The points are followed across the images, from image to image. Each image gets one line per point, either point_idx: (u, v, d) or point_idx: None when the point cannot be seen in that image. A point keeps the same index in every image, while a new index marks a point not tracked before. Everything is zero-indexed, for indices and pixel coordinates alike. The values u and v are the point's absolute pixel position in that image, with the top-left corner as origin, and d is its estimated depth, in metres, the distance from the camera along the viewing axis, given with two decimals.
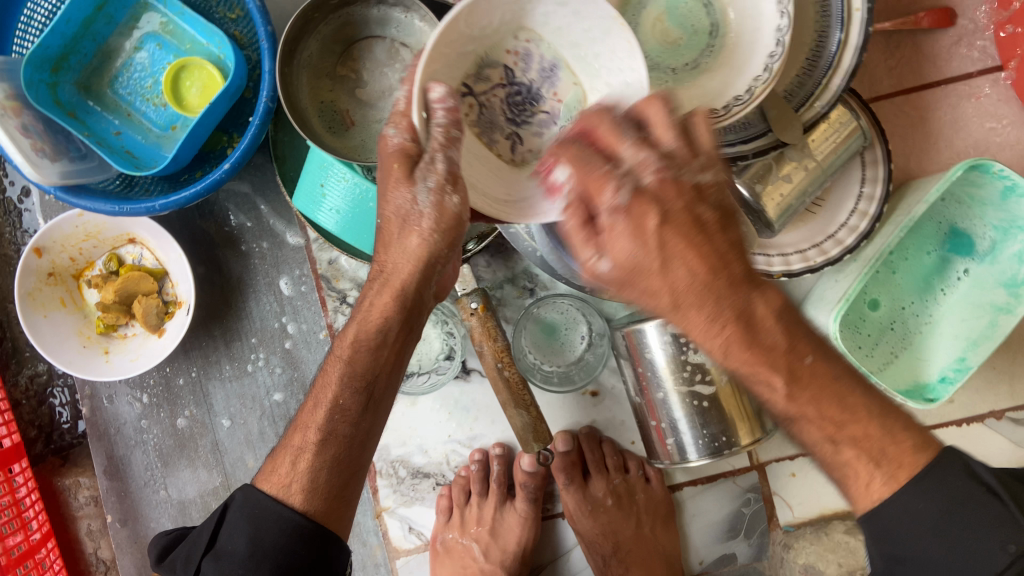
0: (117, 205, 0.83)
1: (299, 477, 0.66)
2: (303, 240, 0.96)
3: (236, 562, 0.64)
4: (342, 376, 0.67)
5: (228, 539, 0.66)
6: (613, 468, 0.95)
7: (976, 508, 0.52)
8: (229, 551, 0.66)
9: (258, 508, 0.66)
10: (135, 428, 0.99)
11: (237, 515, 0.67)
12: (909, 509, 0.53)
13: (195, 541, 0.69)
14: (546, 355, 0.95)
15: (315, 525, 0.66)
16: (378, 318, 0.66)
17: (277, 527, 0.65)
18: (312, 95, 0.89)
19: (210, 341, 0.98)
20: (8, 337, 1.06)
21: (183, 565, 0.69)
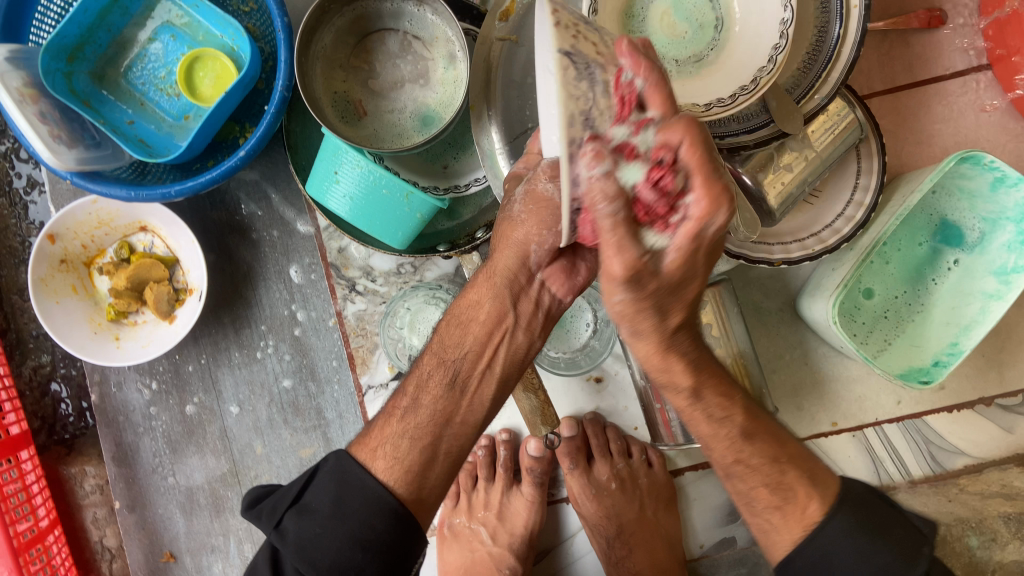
0: (133, 191, 0.85)
1: (385, 448, 0.70)
2: (313, 228, 0.97)
3: (318, 520, 0.65)
4: (440, 346, 0.75)
5: (314, 496, 0.67)
6: (617, 453, 0.96)
7: (893, 532, 0.65)
8: (314, 507, 0.66)
9: (349, 474, 0.68)
10: (144, 415, 1.00)
11: (326, 478, 0.68)
12: (845, 536, 0.65)
13: (284, 493, 0.70)
14: (551, 342, 0.97)
15: (400, 502, 0.67)
16: (476, 296, 0.75)
17: (362, 496, 0.67)
18: (326, 85, 0.91)
19: (220, 328, 0.99)
20: (13, 328, 1.07)
21: (268, 513, 0.70)
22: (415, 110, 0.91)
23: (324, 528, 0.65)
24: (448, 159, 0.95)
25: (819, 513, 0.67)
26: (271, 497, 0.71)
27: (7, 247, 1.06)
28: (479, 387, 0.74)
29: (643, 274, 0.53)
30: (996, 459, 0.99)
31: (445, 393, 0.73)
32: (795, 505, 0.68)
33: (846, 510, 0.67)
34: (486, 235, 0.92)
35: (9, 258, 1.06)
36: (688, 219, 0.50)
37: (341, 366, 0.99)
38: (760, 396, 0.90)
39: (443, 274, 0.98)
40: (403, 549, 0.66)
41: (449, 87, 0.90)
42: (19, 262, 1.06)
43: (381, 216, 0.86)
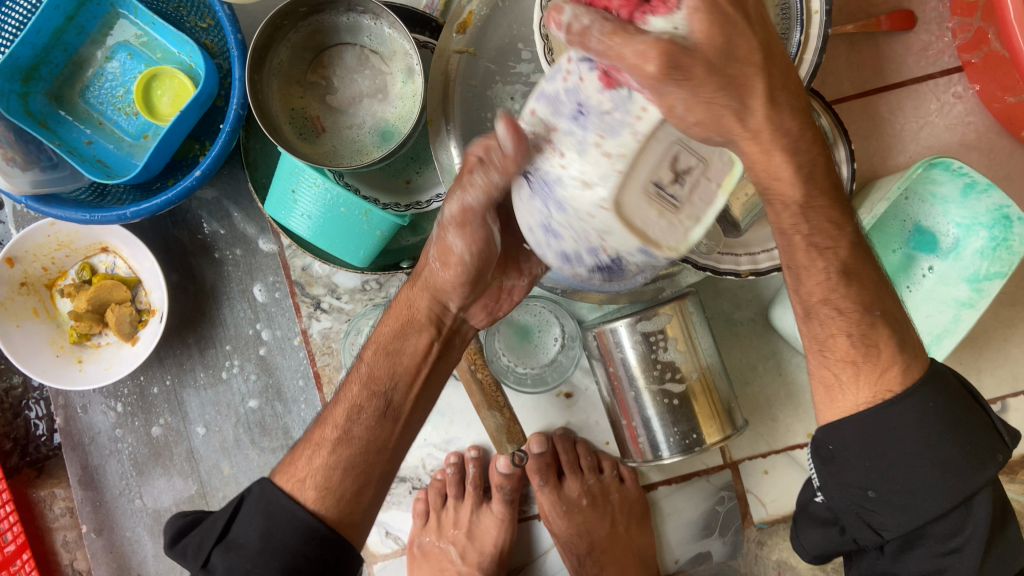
0: (88, 213, 0.84)
1: (315, 473, 0.68)
2: (276, 247, 0.96)
3: (247, 556, 0.64)
4: (368, 376, 0.73)
5: (240, 531, 0.66)
6: (588, 468, 0.95)
7: (972, 428, 0.63)
8: (241, 543, 0.66)
9: (273, 504, 0.67)
10: (110, 437, 0.99)
11: (252, 507, 0.67)
12: (918, 413, 0.63)
13: (207, 530, 0.69)
14: (519, 357, 0.95)
15: (329, 528, 0.67)
16: (398, 325, 0.74)
17: (291, 526, 0.66)
18: (283, 102, 0.89)
19: (185, 348, 0.98)
20: None
21: (194, 552, 0.69)
22: (375, 125, 0.90)
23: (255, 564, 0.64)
24: (411, 173, 0.94)
25: (899, 382, 0.64)
26: (194, 537, 0.70)
27: None
28: (410, 415, 0.74)
29: (683, 56, 0.49)
30: None
31: (378, 420, 0.71)
32: (872, 369, 0.65)
33: (932, 394, 0.64)
34: None
35: None
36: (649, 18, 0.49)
37: (308, 385, 0.98)
38: (729, 410, 0.88)
39: None
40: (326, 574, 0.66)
41: (408, 102, 0.89)
42: None
43: (341, 234, 0.85)
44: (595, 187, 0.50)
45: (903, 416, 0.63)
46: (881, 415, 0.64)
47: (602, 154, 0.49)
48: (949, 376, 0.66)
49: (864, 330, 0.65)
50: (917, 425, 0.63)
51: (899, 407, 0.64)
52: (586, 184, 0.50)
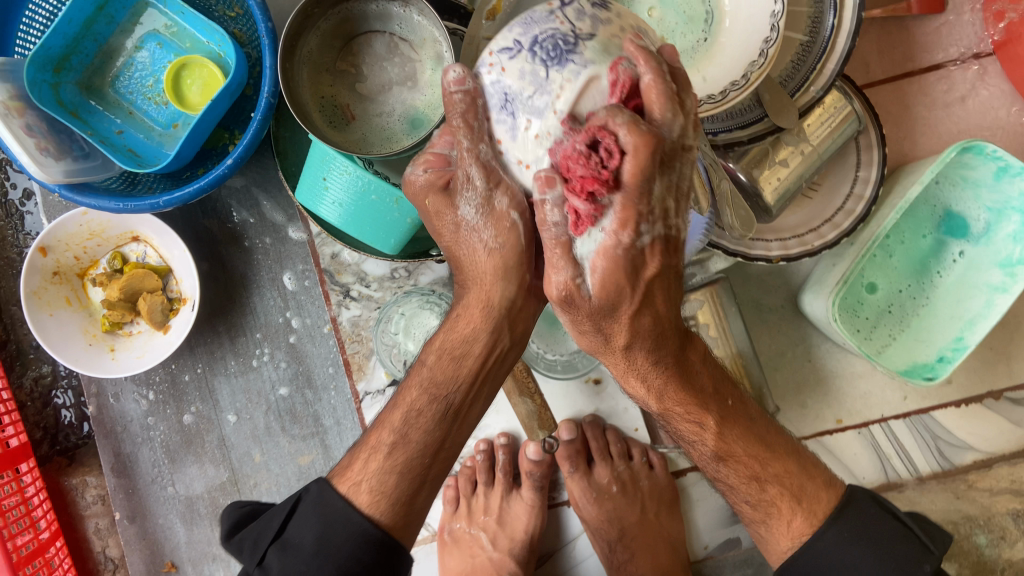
0: (121, 202, 0.84)
1: (369, 478, 0.69)
2: (305, 235, 0.97)
3: (302, 557, 0.66)
4: (428, 380, 0.71)
5: (296, 531, 0.68)
6: (617, 455, 0.95)
7: (885, 539, 0.70)
8: (297, 544, 0.67)
9: (330, 507, 0.68)
10: (142, 425, 1.00)
11: (309, 508, 0.69)
12: (841, 546, 0.70)
13: (265, 526, 0.71)
14: (549, 344, 0.95)
15: (384, 533, 0.68)
16: (468, 329, 0.70)
17: (346, 532, 0.67)
18: (313, 90, 0.89)
19: (215, 337, 0.99)
20: (13, 339, 1.07)
21: (250, 549, 0.71)
22: (405, 113, 0.90)
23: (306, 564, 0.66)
24: None
25: (806, 526, 0.72)
26: (252, 530, 0.72)
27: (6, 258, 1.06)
28: (468, 412, 0.73)
29: (641, 218, 0.54)
30: (1005, 454, 0.98)
31: (435, 424, 0.71)
32: (802, 503, 0.73)
33: (843, 521, 0.72)
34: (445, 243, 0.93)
35: (7, 269, 1.06)
36: (605, 232, 0.54)
37: (338, 373, 0.98)
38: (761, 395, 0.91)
39: (437, 277, 0.98)
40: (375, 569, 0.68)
41: (438, 89, 0.89)
42: (16, 273, 1.06)
43: (371, 223, 0.86)
44: (532, 166, 0.55)
45: (824, 552, 0.71)
46: (811, 555, 0.71)
47: (534, 141, 0.54)
48: (864, 502, 0.73)
49: (755, 480, 0.73)
50: (835, 556, 0.70)
51: (818, 545, 0.71)
52: (528, 166, 0.56)
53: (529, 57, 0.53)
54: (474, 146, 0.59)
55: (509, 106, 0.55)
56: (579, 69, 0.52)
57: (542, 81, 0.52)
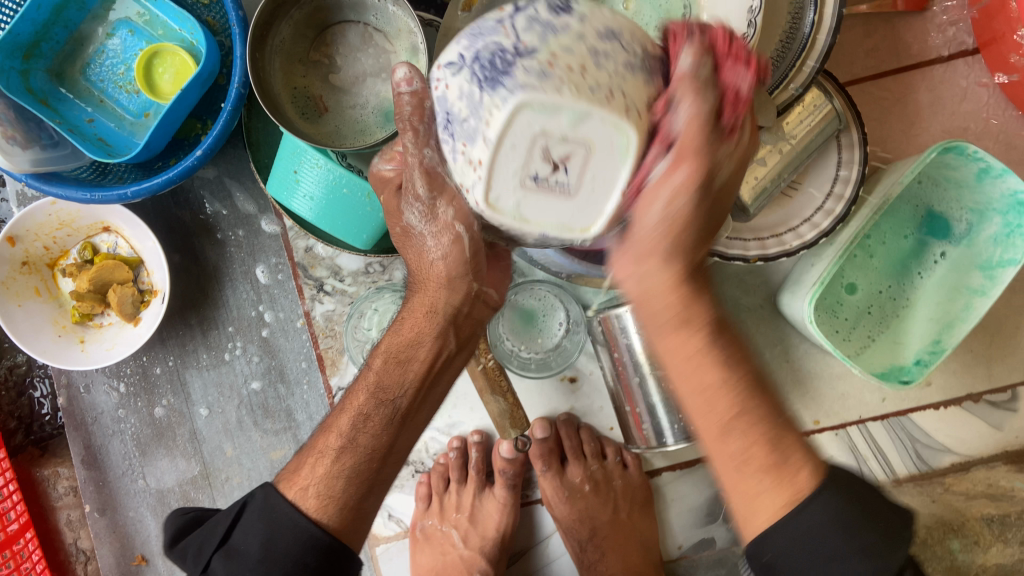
0: (88, 192, 0.83)
1: (317, 481, 0.67)
2: (279, 228, 0.96)
3: (247, 564, 0.64)
4: (376, 385, 0.69)
5: (241, 537, 0.66)
6: (591, 454, 0.94)
7: (880, 513, 0.56)
8: (241, 552, 0.65)
9: (276, 512, 0.66)
10: (113, 418, 0.99)
11: (253, 516, 0.67)
12: (831, 512, 0.54)
13: (208, 536, 0.69)
14: (523, 340, 0.95)
15: (331, 539, 0.65)
16: (412, 333, 0.69)
17: (291, 537, 0.65)
18: (285, 80, 0.88)
19: (187, 329, 0.97)
20: None
21: (195, 555, 0.69)
22: (378, 105, 0.88)
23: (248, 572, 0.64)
24: None
25: (810, 481, 0.55)
26: (197, 536, 0.71)
27: None
28: (418, 414, 0.71)
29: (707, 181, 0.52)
30: (985, 456, 0.97)
31: (384, 429, 0.69)
32: (789, 472, 0.56)
33: (814, 503, 0.55)
34: None
35: None
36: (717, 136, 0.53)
37: (310, 367, 0.97)
38: None
39: (412, 273, 0.97)
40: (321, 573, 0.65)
41: None
42: None
43: (341, 217, 0.85)
44: (471, 194, 0.51)
45: (811, 523, 0.54)
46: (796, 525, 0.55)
47: (468, 165, 0.50)
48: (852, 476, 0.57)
49: None
50: (828, 523, 0.54)
51: (804, 516, 0.55)
52: (467, 190, 0.52)
53: (469, 75, 0.49)
54: (419, 150, 0.59)
55: (450, 126, 0.51)
56: (506, 95, 0.46)
57: (475, 105, 0.48)
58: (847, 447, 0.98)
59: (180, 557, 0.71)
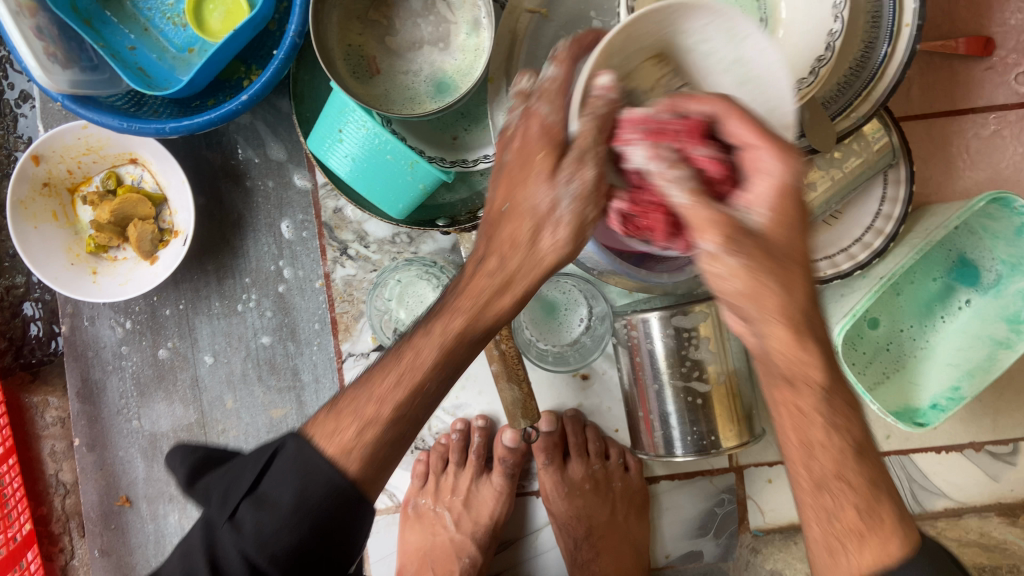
0: (125, 122, 0.81)
1: (364, 446, 0.55)
2: (311, 183, 0.94)
3: (278, 518, 0.53)
4: None
5: (272, 484, 0.55)
6: (594, 453, 0.94)
7: None
8: (272, 500, 0.54)
9: (309, 460, 0.55)
10: (115, 353, 0.96)
11: (284, 465, 0.55)
12: None
13: (234, 481, 0.57)
14: (542, 333, 0.93)
15: (356, 489, 0.55)
16: None
17: (324, 486, 0.54)
18: (341, 36, 0.85)
19: (203, 275, 0.95)
20: None
21: (219, 499, 0.57)
22: (431, 76, 0.87)
23: (271, 530, 0.53)
24: (459, 129, 0.91)
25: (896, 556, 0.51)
26: (221, 480, 0.59)
27: None
28: None
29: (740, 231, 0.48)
30: (977, 506, 0.98)
31: None
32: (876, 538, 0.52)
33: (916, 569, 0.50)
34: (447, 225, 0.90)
35: None
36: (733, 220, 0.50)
37: (323, 330, 0.96)
38: (749, 417, 0.86)
39: (439, 249, 0.96)
40: (331, 547, 0.54)
41: (470, 55, 0.85)
42: None
43: (386, 185, 0.84)
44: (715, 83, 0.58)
45: None
46: None
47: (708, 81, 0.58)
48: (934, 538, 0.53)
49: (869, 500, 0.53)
50: None
51: None
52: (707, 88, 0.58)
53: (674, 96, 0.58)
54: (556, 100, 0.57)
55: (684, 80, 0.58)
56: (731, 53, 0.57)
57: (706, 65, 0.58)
58: None
59: (203, 500, 0.60)
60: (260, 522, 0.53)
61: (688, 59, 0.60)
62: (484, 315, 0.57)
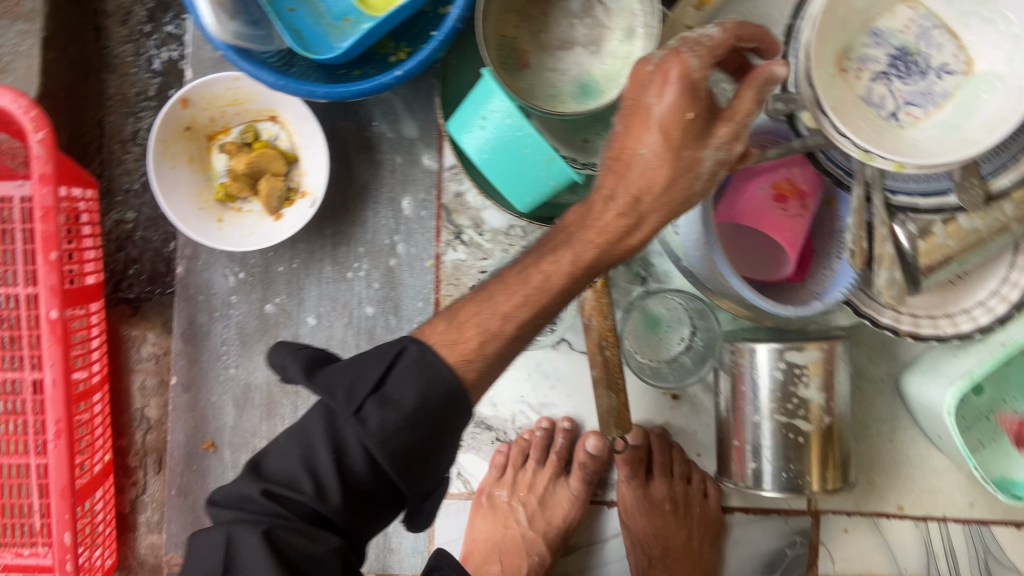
0: (281, 79, 0.83)
1: (484, 357, 0.60)
2: (437, 165, 0.96)
3: (403, 418, 0.57)
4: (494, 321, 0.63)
5: (394, 387, 0.58)
6: (677, 475, 0.94)
7: None
8: (397, 403, 0.57)
9: (432, 369, 0.58)
10: (224, 301, 0.99)
11: (407, 365, 0.58)
12: None
13: (359, 373, 0.59)
14: (642, 346, 0.94)
15: (466, 391, 0.59)
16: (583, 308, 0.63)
17: (444, 389, 0.58)
18: (497, 26, 0.86)
19: (320, 239, 0.97)
20: (106, 175, 1.08)
21: (342, 394, 0.59)
22: (580, 77, 0.87)
23: (394, 426, 0.57)
24: (591, 133, 0.91)
25: None
26: (343, 376, 0.60)
27: (122, 95, 1.07)
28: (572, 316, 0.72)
29: None
30: None
31: None
32: None
33: None
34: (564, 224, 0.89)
35: (120, 106, 1.07)
36: None
37: (425, 309, 0.97)
38: (845, 465, 0.85)
39: None
40: (435, 446, 0.59)
41: (619, 62, 0.85)
42: (127, 113, 1.07)
43: (521, 180, 0.84)
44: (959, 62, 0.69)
45: None
46: None
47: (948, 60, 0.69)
48: None
49: None
50: None
51: None
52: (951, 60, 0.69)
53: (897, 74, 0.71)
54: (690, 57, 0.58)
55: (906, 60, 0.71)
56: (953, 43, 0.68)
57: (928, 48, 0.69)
58: (922, 540, 0.95)
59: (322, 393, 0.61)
60: (386, 423, 0.56)
61: (949, 12, 0.69)
62: (614, 248, 0.62)
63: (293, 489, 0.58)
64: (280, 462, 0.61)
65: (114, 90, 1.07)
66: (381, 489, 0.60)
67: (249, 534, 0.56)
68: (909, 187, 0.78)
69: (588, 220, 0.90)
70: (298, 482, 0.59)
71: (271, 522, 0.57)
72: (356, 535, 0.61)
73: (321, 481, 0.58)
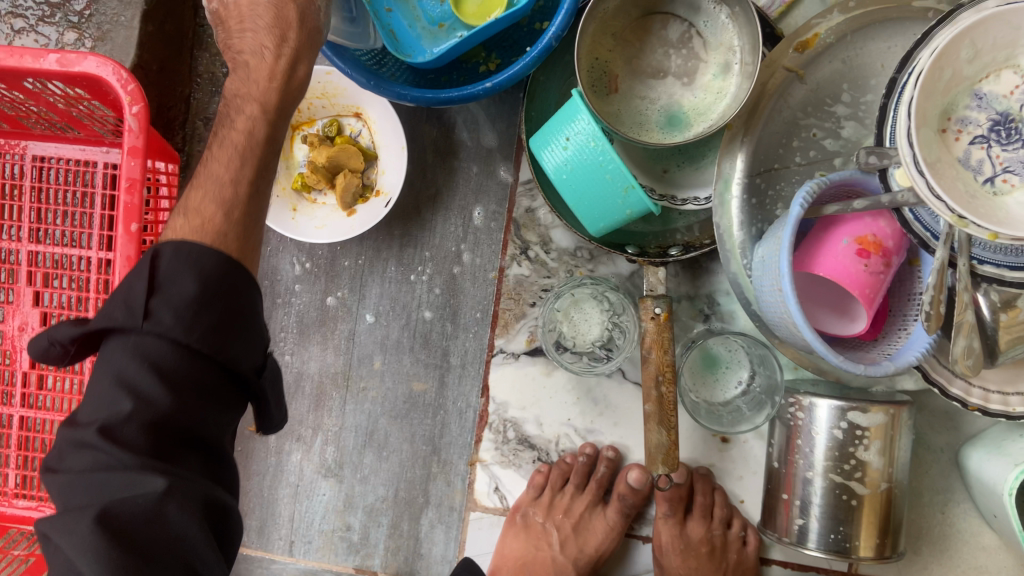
0: (372, 80, 0.81)
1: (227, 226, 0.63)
2: (513, 178, 0.96)
3: (184, 307, 0.57)
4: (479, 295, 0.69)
5: (166, 280, 0.58)
6: (717, 518, 0.92)
7: None
8: (174, 293, 0.57)
9: (184, 246, 0.59)
10: (287, 288, 1.00)
11: (169, 261, 0.58)
12: None
13: (129, 285, 0.58)
14: (697, 383, 0.93)
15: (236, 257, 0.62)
16: None
17: (210, 255, 0.59)
18: (591, 48, 0.86)
19: (388, 239, 0.98)
20: (186, 150, 1.11)
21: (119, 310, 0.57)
22: (668, 107, 0.86)
23: (189, 311, 0.57)
24: (671, 163, 0.90)
25: None
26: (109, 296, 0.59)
27: (210, 72, 1.09)
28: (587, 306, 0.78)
29: None
30: None
31: None
32: None
33: None
34: (633, 253, 0.88)
35: (207, 84, 1.10)
36: None
37: (483, 320, 0.97)
38: (895, 534, 0.82)
39: (614, 273, 0.95)
40: (246, 318, 0.60)
41: (711, 96, 0.85)
42: (213, 91, 1.09)
43: (595, 204, 0.82)
44: None
45: None
46: None
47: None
48: None
49: None
50: None
51: None
52: None
53: (996, 141, 0.58)
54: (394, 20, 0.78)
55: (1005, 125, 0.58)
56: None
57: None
58: None
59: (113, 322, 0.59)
60: (179, 311, 0.56)
61: None
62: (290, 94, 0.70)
63: (113, 411, 0.55)
64: (92, 405, 0.56)
65: (203, 68, 1.10)
66: (216, 379, 0.58)
67: (84, 517, 0.53)
68: (999, 258, 0.69)
69: (659, 252, 0.89)
70: (114, 420, 0.55)
71: (103, 499, 0.54)
72: (209, 443, 0.60)
73: (141, 394, 0.55)
